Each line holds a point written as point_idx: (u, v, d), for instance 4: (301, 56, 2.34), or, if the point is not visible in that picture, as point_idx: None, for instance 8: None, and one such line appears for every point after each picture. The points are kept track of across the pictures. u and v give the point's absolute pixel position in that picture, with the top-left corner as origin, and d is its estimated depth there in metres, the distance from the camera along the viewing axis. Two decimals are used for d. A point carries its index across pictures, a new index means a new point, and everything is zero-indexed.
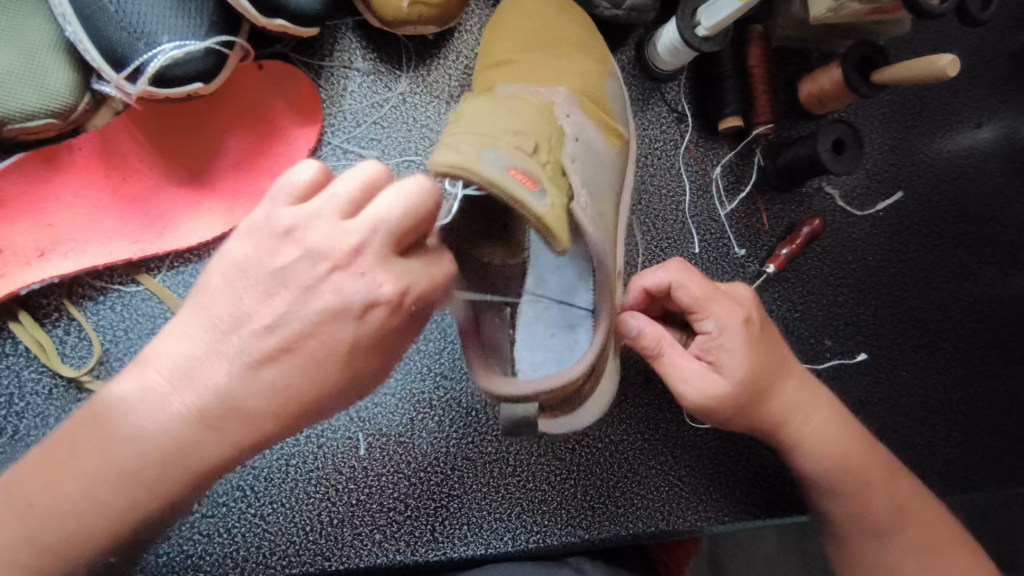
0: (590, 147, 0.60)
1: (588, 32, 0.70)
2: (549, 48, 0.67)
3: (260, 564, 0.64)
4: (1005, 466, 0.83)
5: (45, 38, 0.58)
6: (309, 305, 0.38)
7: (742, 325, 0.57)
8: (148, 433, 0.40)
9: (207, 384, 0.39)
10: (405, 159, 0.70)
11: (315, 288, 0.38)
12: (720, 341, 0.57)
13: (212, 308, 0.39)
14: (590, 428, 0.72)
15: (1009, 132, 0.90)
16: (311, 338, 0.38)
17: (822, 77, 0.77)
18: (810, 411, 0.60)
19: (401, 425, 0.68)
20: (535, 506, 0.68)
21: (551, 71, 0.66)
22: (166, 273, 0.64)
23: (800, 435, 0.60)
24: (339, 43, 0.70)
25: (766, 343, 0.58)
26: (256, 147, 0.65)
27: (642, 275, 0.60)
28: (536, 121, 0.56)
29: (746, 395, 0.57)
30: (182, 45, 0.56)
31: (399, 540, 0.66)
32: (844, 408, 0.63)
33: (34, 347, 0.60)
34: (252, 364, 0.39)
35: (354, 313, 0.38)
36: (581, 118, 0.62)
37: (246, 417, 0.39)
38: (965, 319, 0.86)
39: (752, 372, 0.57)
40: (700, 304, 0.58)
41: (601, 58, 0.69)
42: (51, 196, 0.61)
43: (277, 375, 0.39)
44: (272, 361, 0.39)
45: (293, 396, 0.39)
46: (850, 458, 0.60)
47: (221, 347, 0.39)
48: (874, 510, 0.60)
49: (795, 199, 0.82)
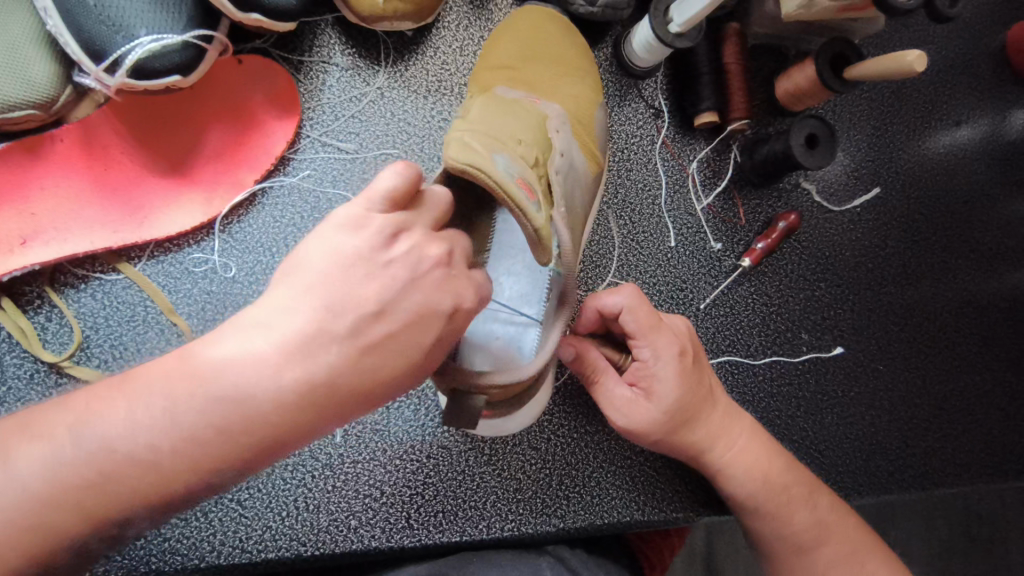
0: (575, 166, 0.62)
1: (584, 56, 0.72)
2: (549, 64, 0.69)
3: (236, 549, 0.64)
4: (983, 462, 0.85)
5: (27, 31, 0.59)
6: (411, 295, 0.40)
7: (678, 357, 0.59)
8: (232, 409, 0.37)
9: (314, 358, 0.38)
10: (382, 153, 0.72)
11: (444, 296, 0.41)
12: (654, 370, 0.59)
13: (312, 286, 0.38)
14: (565, 419, 0.73)
15: (987, 131, 0.91)
16: (412, 325, 0.40)
17: (798, 74, 0.78)
18: (732, 437, 0.63)
19: (377, 413, 0.69)
20: (510, 495, 0.69)
21: (546, 85, 0.67)
22: (147, 262, 0.66)
23: (724, 461, 0.62)
24: (318, 39, 0.72)
25: (695, 375, 0.60)
26: (234, 140, 0.67)
27: (598, 296, 0.61)
28: (536, 131, 0.56)
29: (672, 421, 0.59)
30: (159, 38, 0.58)
31: (374, 526, 0.66)
32: (762, 428, 0.66)
33: (16, 333, 0.62)
34: (360, 354, 0.39)
35: (444, 312, 0.41)
36: (573, 137, 0.63)
37: (341, 400, 0.39)
38: (943, 314, 0.87)
39: (682, 402, 0.59)
40: (641, 334, 0.59)
41: (595, 87, 0.71)
42: (34, 186, 0.62)
43: (376, 357, 0.39)
44: (374, 344, 0.39)
45: (392, 377, 0.40)
46: (771, 477, 0.62)
47: (323, 325, 0.38)
48: (797, 524, 0.61)
49: (773, 194, 0.83)
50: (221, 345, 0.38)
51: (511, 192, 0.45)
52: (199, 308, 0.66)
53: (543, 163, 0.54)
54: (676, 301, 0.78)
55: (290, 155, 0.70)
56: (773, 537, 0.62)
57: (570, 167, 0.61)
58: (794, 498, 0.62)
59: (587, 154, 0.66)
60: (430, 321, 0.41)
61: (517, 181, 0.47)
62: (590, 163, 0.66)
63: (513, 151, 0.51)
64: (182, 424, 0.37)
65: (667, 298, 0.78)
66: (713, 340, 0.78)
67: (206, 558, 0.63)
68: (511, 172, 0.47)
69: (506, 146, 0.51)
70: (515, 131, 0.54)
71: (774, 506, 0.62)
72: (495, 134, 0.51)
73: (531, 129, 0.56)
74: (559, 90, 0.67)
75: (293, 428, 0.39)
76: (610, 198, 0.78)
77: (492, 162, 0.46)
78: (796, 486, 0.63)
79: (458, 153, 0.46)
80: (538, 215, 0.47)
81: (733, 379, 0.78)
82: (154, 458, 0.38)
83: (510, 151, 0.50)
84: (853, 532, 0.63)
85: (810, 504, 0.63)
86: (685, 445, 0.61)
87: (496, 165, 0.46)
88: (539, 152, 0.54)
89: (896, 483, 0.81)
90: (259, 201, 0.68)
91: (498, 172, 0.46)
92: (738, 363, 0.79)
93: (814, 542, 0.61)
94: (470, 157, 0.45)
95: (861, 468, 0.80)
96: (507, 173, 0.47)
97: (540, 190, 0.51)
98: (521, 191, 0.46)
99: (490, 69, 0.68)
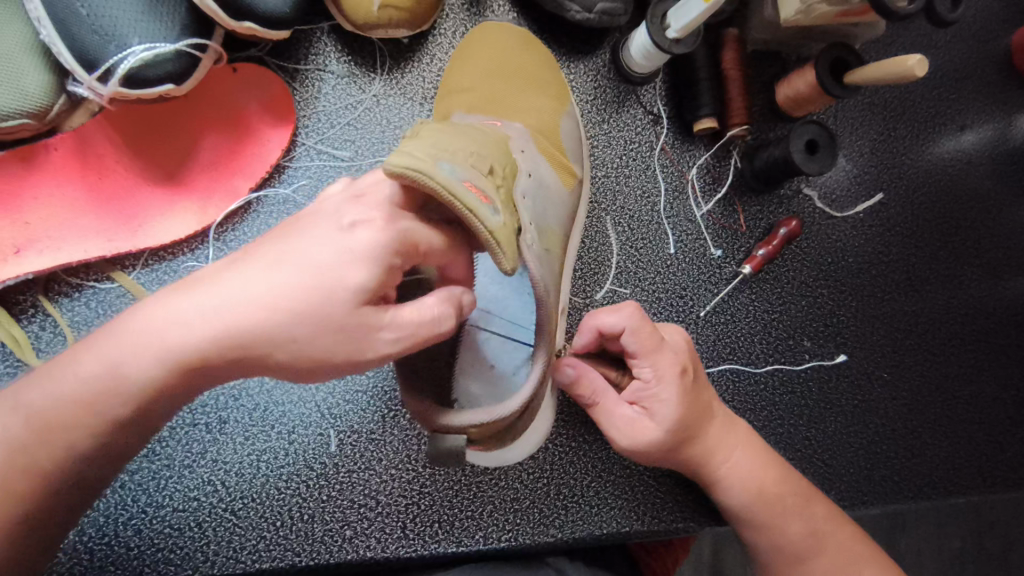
0: (544, 182, 0.62)
1: (547, 67, 0.72)
2: (507, 81, 0.69)
3: (230, 559, 0.63)
4: (991, 470, 0.83)
5: (21, 41, 0.59)
6: (313, 221, 0.43)
7: (679, 376, 0.58)
8: (156, 321, 0.41)
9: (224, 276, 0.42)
10: (378, 160, 0.72)
11: (343, 218, 0.43)
12: (654, 391, 0.58)
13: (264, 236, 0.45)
14: (563, 429, 0.72)
15: (992, 136, 0.90)
16: (305, 243, 0.42)
17: (797, 79, 0.77)
18: (730, 448, 0.62)
19: (373, 422, 0.68)
20: (507, 505, 0.68)
21: (512, 104, 0.68)
22: (141, 270, 0.66)
23: (721, 470, 0.62)
24: (314, 47, 0.72)
25: (696, 394, 0.60)
26: (229, 148, 0.67)
27: (598, 316, 0.59)
28: (495, 146, 0.55)
29: (674, 440, 0.59)
30: (153, 47, 0.58)
31: (370, 536, 0.66)
32: (755, 436, 0.65)
33: (9, 342, 0.62)
34: (264, 269, 0.41)
35: (340, 228, 0.42)
36: (535, 154, 0.63)
37: (238, 312, 0.40)
38: (949, 321, 0.86)
39: (683, 420, 0.58)
40: (642, 354, 0.58)
41: (558, 95, 0.71)
42: (28, 196, 0.62)
43: (268, 274, 0.41)
44: (272, 262, 0.42)
45: (284, 294, 0.40)
46: (766, 485, 0.62)
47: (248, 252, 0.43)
48: (789, 537, 0.61)
49: (774, 200, 0.82)
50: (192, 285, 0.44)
51: (460, 197, 0.43)
52: None
53: (501, 173, 0.52)
54: (676, 309, 0.77)
55: (285, 163, 0.70)
56: (768, 548, 0.62)
57: (537, 185, 0.61)
58: (789, 508, 0.62)
59: (560, 168, 0.66)
60: (319, 242, 0.42)
61: (467, 185, 0.45)
62: (563, 177, 0.66)
63: (465, 158, 0.48)
64: (127, 344, 0.42)
65: (665, 306, 0.77)
66: (713, 349, 0.77)
67: (200, 569, 0.63)
68: (458, 177, 0.45)
69: (457, 152, 0.48)
70: (469, 141, 0.51)
71: (768, 520, 0.62)
72: (445, 142, 0.48)
73: (490, 145, 0.54)
74: (522, 107, 0.67)
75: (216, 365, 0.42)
76: (607, 205, 0.78)
77: (437, 165, 0.44)
78: (791, 496, 0.63)
79: (397, 156, 0.43)
80: (493, 216, 0.46)
81: (734, 387, 0.77)
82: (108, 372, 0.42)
83: (459, 159, 0.47)
84: (848, 542, 0.62)
85: (805, 513, 0.62)
86: (685, 459, 0.61)
87: (440, 169, 0.43)
88: (495, 163, 0.52)
89: (901, 494, 0.80)
90: (255, 209, 0.69)
91: (443, 176, 0.43)
92: (738, 372, 0.78)
93: (810, 552, 0.61)
94: (412, 160, 0.42)
95: (865, 479, 0.79)
96: (455, 177, 0.44)
97: (497, 198, 0.49)
98: (471, 195, 0.44)
99: (448, 95, 0.69)
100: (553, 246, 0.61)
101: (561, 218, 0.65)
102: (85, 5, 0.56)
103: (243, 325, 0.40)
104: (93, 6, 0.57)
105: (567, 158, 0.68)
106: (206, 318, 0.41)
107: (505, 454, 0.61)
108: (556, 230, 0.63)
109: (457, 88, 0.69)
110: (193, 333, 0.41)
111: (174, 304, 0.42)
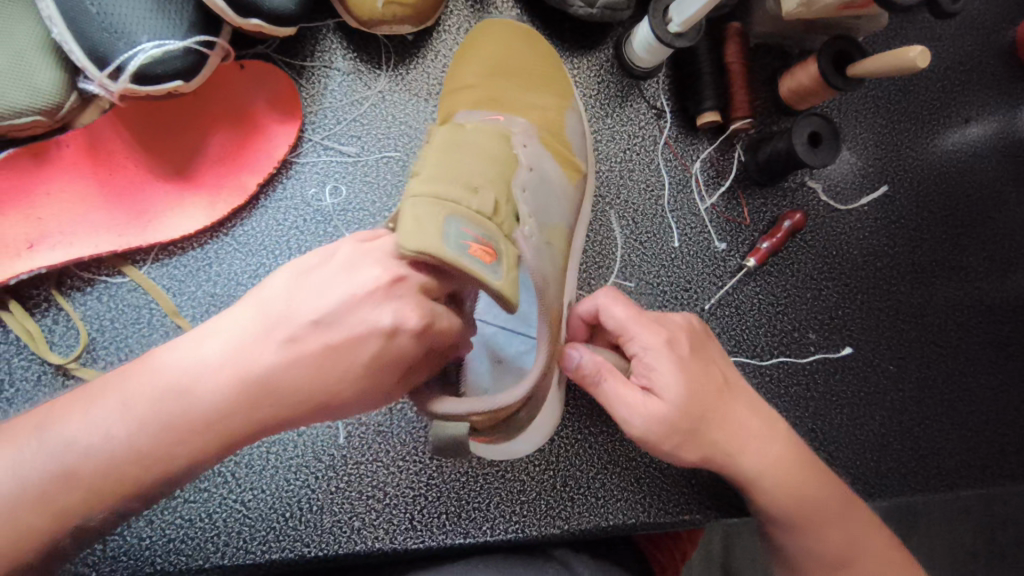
0: (545, 176, 0.62)
1: (556, 67, 0.73)
2: (513, 77, 0.69)
3: (240, 549, 0.64)
4: (1002, 461, 0.83)
5: (34, 40, 0.61)
6: (330, 296, 0.44)
7: (672, 348, 0.59)
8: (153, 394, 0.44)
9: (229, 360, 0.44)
10: (383, 155, 0.72)
11: (374, 276, 0.44)
12: (653, 363, 0.58)
13: (268, 302, 0.45)
14: (566, 423, 0.73)
15: (998, 127, 0.90)
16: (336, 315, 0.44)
17: (800, 73, 0.78)
18: None
19: (379, 414, 0.69)
20: (513, 497, 0.69)
21: (515, 102, 0.68)
22: (152, 265, 0.67)
23: None
24: (320, 43, 0.73)
25: (698, 368, 0.60)
26: (238, 144, 0.69)
27: (580, 303, 0.64)
28: (497, 168, 0.54)
29: (687, 415, 0.57)
30: (161, 44, 0.59)
31: (377, 528, 0.66)
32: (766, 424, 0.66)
33: (24, 336, 0.63)
34: (289, 358, 0.44)
35: (373, 295, 0.43)
36: (538, 148, 0.63)
37: (259, 382, 0.43)
38: (956, 313, 0.86)
39: (687, 393, 0.58)
40: (631, 326, 0.60)
41: (565, 92, 0.72)
42: (40, 191, 0.64)
43: (286, 351, 0.44)
44: (294, 339, 0.44)
45: (309, 361, 0.44)
46: None
47: (262, 335, 0.44)
48: (804, 527, 0.61)
49: (779, 193, 0.82)
50: (180, 356, 0.45)
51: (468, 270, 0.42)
52: (203, 310, 0.67)
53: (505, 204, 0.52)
54: (680, 301, 0.78)
55: (292, 159, 0.71)
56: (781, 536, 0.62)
57: (539, 178, 0.61)
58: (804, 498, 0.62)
59: (564, 163, 0.67)
60: (358, 308, 0.44)
61: (470, 251, 0.43)
62: (568, 171, 0.67)
63: (468, 205, 0.47)
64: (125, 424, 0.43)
65: (671, 299, 0.77)
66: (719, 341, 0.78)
67: (211, 559, 0.64)
68: (463, 238, 0.44)
69: (461, 200, 0.47)
70: (470, 177, 0.50)
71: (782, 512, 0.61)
72: (447, 188, 0.47)
73: (493, 168, 0.53)
74: (523, 105, 0.68)
75: (244, 420, 0.44)
76: (611, 199, 0.78)
77: (443, 233, 0.43)
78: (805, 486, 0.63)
79: (411, 236, 0.42)
80: (495, 275, 0.45)
81: None
82: (108, 453, 0.43)
83: (463, 208, 0.46)
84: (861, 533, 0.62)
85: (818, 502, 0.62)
86: None
87: (450, 238, 0.43)
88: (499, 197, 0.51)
89: (911, 485, 0.80)
90: (262, 205, 0.70)
91: (453, 253, 0.42)
92: (744, 363, 0.78)
93: (824, 543, 0.61)
94: (423, 239, 0.41)
95: (872, 470, 0.79)
96: (459, 239, 0.44)
97: (500, 240, 0.48)
98: (476, 262, 0.43)
99: (454, 91, 0.69)
100: (556, 239, 0.62)
101: (565, 212, 0.65)
102: (95, 3, 0.57)
103: (264, 387, 0.43)
104: (103, 4, 0.58)
105: (572, 154, 0.69)
106: (236, 368, 0.43)
107: (511, 446, 0.61)
108: (557, 223, 0.63)
109: (454, 91, 0.69)
110: (218, 394, 0.43)
111: (235, 343, 0.44)
